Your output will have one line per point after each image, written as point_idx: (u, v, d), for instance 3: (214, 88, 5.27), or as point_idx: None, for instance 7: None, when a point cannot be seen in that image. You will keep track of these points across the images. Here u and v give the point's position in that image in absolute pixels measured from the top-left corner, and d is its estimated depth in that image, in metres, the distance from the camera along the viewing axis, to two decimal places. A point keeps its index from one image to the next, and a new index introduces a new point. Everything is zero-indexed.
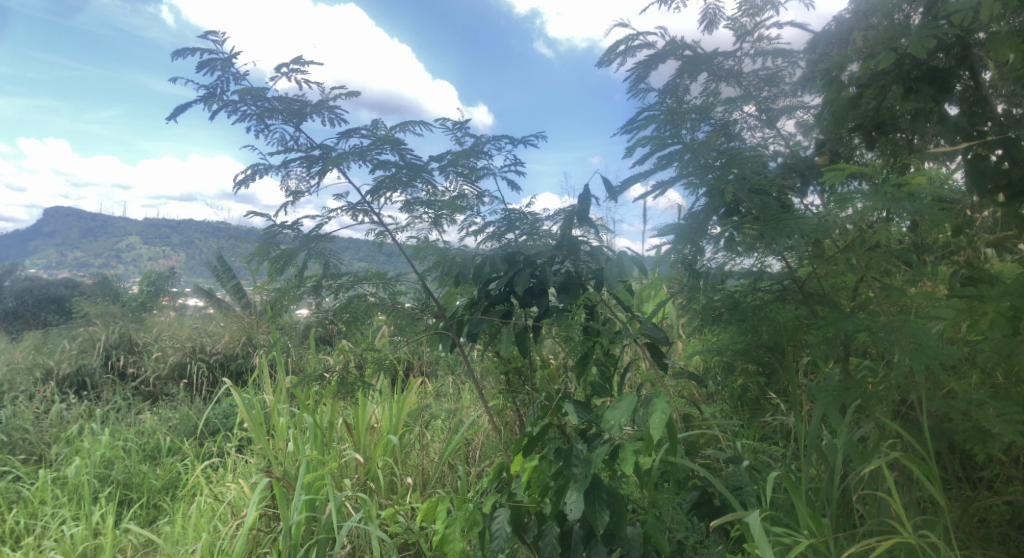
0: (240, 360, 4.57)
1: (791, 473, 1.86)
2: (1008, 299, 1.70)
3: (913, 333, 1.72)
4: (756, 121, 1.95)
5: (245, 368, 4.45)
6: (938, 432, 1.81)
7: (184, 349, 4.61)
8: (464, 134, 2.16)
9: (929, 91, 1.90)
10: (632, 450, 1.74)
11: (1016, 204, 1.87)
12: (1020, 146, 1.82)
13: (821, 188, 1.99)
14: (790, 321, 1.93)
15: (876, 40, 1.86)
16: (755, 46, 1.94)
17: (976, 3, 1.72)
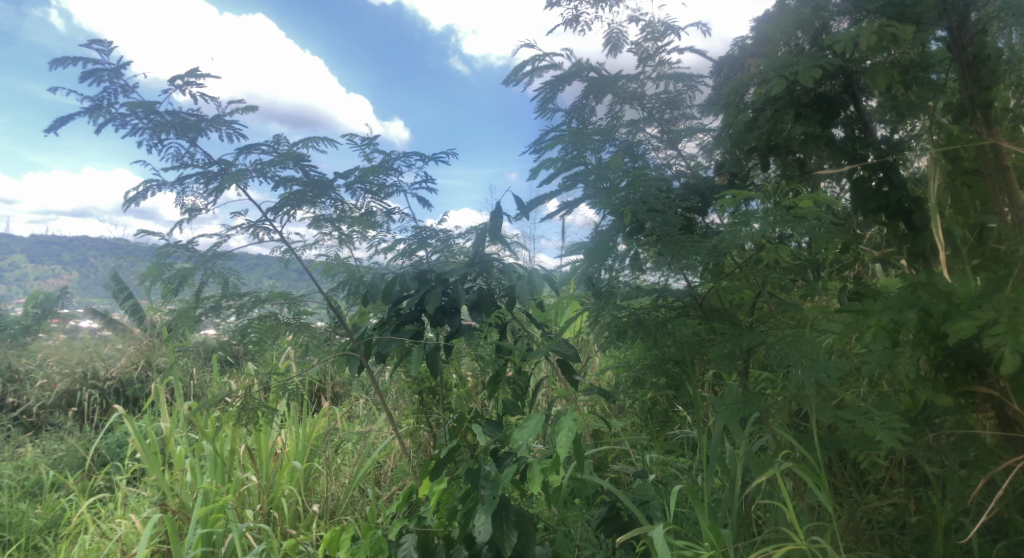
0: (136, 385, 4.34)
1: (694, 485, 1.92)
2: (888, 313, 1.77)
3: (803, 350, 1.82)
4: (660, 142, 2.00)
5: (143, 394, 4.22)
6: (829, 440, 1.87)
7: (73, 375, 4.35)
8: (373, 150, 2.09)
9: (816, 117, 2.00)
10: (540, 469, 1.76)
11: (895, 223, 2.00)
12: (897, 170, 1.97)
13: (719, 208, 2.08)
14: (692, 337, 2.00)
15: (769, 67, 1.94)
16: (657, 70, 2.00)
17: (856, 35, 1.83)
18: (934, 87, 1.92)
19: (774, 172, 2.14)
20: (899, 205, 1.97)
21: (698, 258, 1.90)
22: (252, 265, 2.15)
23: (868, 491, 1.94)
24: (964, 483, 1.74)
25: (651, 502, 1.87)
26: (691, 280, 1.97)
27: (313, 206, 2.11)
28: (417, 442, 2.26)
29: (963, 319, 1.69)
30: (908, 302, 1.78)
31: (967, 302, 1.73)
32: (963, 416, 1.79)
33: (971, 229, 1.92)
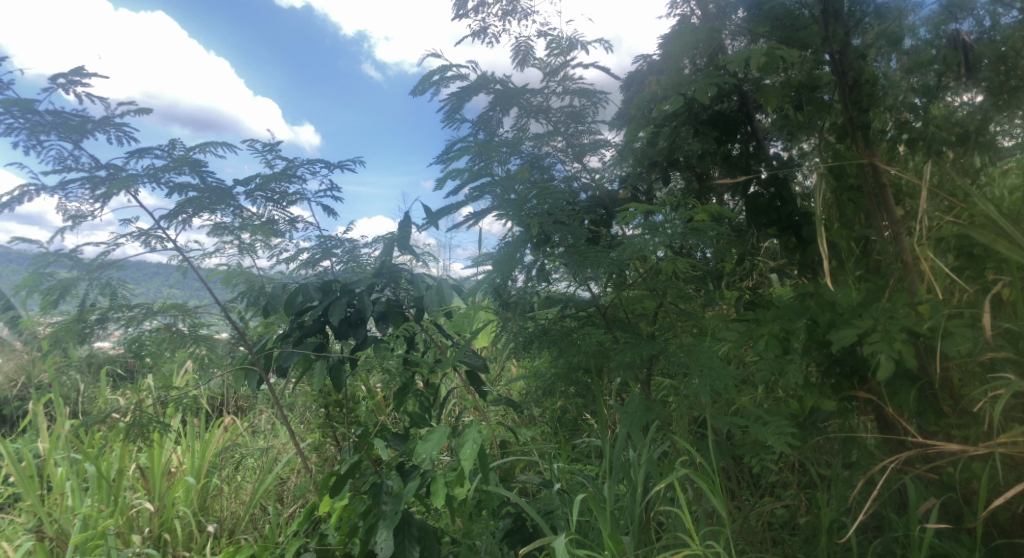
0: (15, 405, 4.05)
1: (599, 494, 1.94)
2: (778, 322, 1.86)
3: (699, 359, 1.89)
4: (565, 156, 2.07)
5: (23, 414, 3.94)
6: (725, 446, 1.93)
7: None
8: (275, 157, 2.04)
9: (712, 134, 2.11)
10: (444, 482, 1.76)
11: (787, 236, 2.09)
12: (787, 186, 2.06)
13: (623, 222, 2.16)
14: (595, 346, 2.00)
15: (668, 85, 2.02)
16: (562, 85, 2.05)
17: (746, 56, 1.92)
18: (825, 106, 2.03)
19: (678, 181, 2.23)
20: (790, 218, 2.07)
21: (606, 270, 1.91)
22: (150, 274, 2.05)
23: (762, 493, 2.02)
24: (847, 484, 1.84)
25: (556, 512, 1.88)
26: (596, 290, 2.01)
27: (212, 213, 2.01)
28: (322, 457, 2.17)
29: (845, 327, 1.78)
30: (796, 312, 1.88)
31: (849, 312, 1.82)
32: (845, 420, 1.92)
33: (854, 242, 2.05)
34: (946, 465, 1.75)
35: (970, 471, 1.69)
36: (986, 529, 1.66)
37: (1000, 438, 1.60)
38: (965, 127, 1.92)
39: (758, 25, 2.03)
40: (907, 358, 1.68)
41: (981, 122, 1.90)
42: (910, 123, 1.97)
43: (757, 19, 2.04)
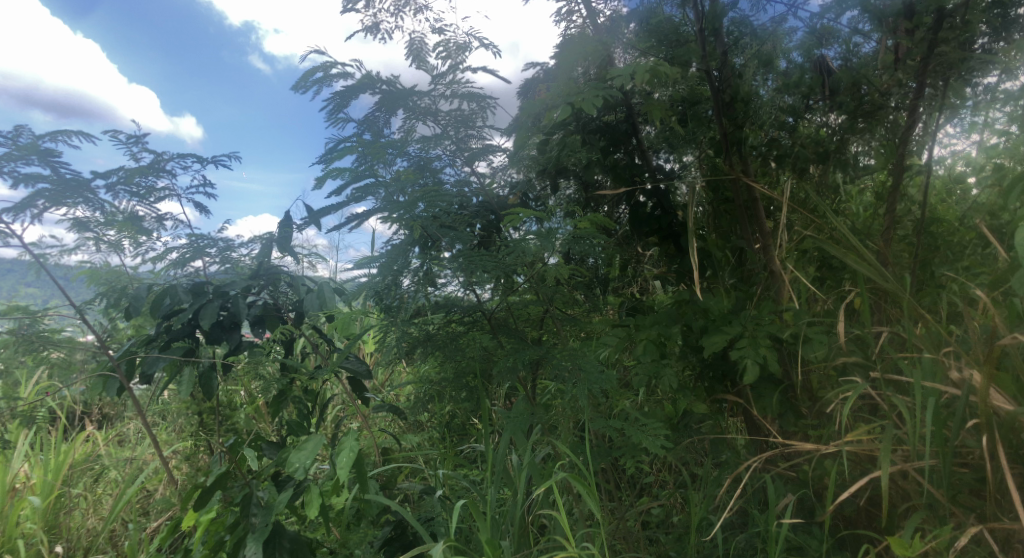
0: None
1: (480, 499, 1.94)
2: (656, 328, 1.94)
3: (577, 363, 1.94)
4: (454, 159, 2.04)
5: None
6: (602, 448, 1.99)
7: None
8: (140, 150, 1.93)
9: (599, 144, 2.14)
10: (318, 492, 1.70)
11: (667, 245, 2.17)
12: (668, 196, 2.15)
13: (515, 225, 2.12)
14: (480, 352, 2.01)
15: (558, 94, 2.04)
16: (451, 88, 2.03)
17: (632, 71, 1.96)
18: (704, 121, 2.11)
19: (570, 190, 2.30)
20: (669, 228, 2.15)
21: (494, 275, 1.92)
22: (1, 272, 1.84)
23: (637, 494, 2.08)
24: (716, 484, 1.90)
25: (436, 519, 1.86)
26: (483, 294, 2.01)
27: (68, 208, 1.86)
28: (194, 468, 2.07)
29: (716, 333, 1.87)
30: (673, 318, 1.97)
31: (720, 319, 1.92)
32: (717, 421, 2.02)
33: (730, 251, 2.14)
34: (802, 463, 1.86)
35: (822, 468, 1.81)
36: (834, 521, 1.78)
37: (847, 437, 1.72)
38: (826, 147, 2.05)
39: (645, 41, 2.09)
40: (770, 363, 1.79)
41: (838, 141, 2.04)
42: (780, 140, 2.08)
43: (645, 34, 2.11)
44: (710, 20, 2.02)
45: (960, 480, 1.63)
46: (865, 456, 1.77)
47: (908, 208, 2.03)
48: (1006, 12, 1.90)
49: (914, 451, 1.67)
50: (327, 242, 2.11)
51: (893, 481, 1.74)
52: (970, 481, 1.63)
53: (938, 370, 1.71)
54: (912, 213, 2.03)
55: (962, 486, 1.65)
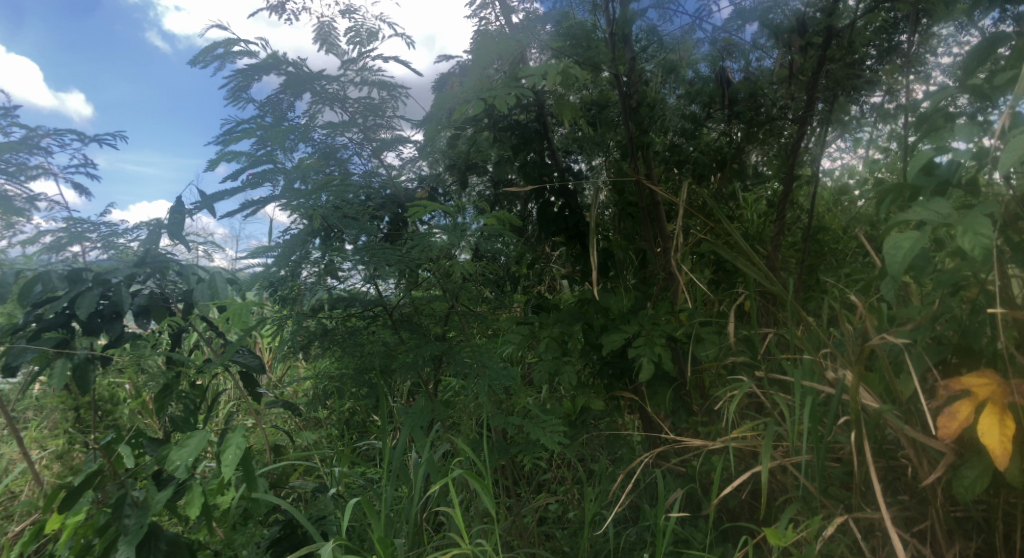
0: None
1: (374, 497, 1.91)
2: (558, 325, 1.97)
3: (478, 361, 1.93)
4: (361, 150, 1.95)
5: None
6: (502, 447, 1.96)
7: None
8: (10, 123, 1.80)
9: (510, 142, 2.15)
10: (200, 491, 1.63)
11: (573, 244, 2.23)
12: (575, 198, 2.20)
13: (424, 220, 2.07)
14: (378, 348, 1.95)
15: (471, 90, 2.01)
16: (360, 75, 1.93)
17: (543, 71, 1.96)
18: (611, 125, 2.14)
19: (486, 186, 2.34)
20: (575, 228, 2.21)
21: (398, 269, 1.89)
22: None
23: (531, 491, 2.11)
24: (610, 479, 1.95)
25: (328, 517, 1.82)
26: (383, 289, 1.94)
27: None
28: (67, 467, 1.96)
29: (615, 332, 1.92)
30: (574, 317, 2.01)
31: (619, 318, 1.98)
32: (613, 419, 2.07)
33: (633, 253, 2.20)
34: (691, 458, 1.93)
35: (709, 464, 1.87)
36: (718, 514, 1.86)
37: (732, 434, 1.78)
38: (724, 154, 2.15)
39: (558, 43, 2.09)
40: (665, 361, 1.84)
41: (736, 149, 2.14)
42: (680, 146, 2.15)
43: (557, 36, 2.09)
44: (621, 25, 2.03)
45: (831, 474, 1.73)
46: (748, 452, 1.85)
47: (796, 216, 2.15)
48: (890, 39, 1.99)
49: (792, 446, 1.75)
50: (224, 231, 1.99)
51: (773, 476, 1.82)
52: (840, 475, 1.74)
53: (817, 369, 1.80)
54: (800, 223, 2.15)
55: (833, 479, 1.75)
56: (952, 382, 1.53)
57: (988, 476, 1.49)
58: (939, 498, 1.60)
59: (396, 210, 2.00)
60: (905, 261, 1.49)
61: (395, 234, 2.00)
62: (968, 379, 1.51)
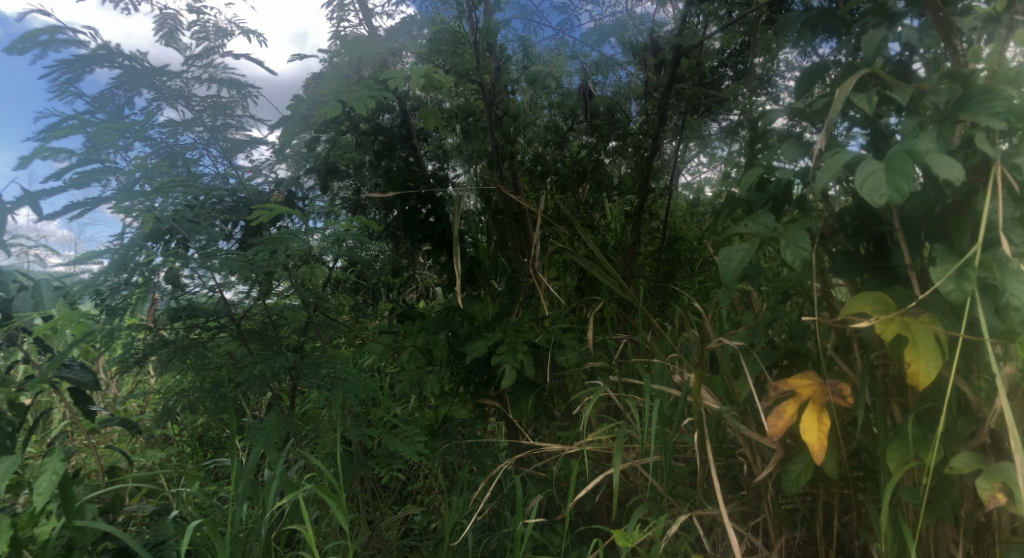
0: None
1: (222, 518, 1.80)
2: (422, 335, 1.96)
3: (330, 372, 1.88)
4: (211, 150, 1.86)
5: None
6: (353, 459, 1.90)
7: None
8: None
9: (370, 147, 2.12)
10: (8, 522, 1.47)
11: (439, 252, 2.24)
12: (442, 206, 2.20)
13: (290, 220, 2.02)
14: (220, 359, 1.85)
15: (329, 91, 1.96)
16: (206, 72, 1.85)
17: (406, 74, 1.94)
18: (478, 133, 2.14)
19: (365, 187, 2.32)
20: (440, 235, 2.21)
21: (256, 270, 1.81)
22: None
23: (391, 502, 2.09)
24: (471, 487, 1.95)
25: (166, 542, 1.67)
26: (228, 295, 1.85)
27: None
28: None
29: (479, 340, 1.93)
30: (440, 325, 2.01)
31: (484, 326, 2.00)
32: (475, 427, 2.06)
33: (501, 262, 2.25)
34: (551, 463, 1.96)
35: (567, 468, 1.91)
36: (574, 518, 1.90)
37: (588, 437, 1.82)
38: (584, 166, 2.25)
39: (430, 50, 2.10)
40: (526, 367, 1.87)
41: (595, 162, 2.25)
42: (543, 156, 2.24)
43: (433, 46, 2.09)
44: (485, 34, 2.05)
45: (678, 473, 1.81)
46: (602, 455, 1.90)
47: (648, 224, 2.33)
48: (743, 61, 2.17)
49: (642, 448, 1.82)
50: (65, 234, 1.76)
51: (625, 477, 1.88)
52: (685, 474, 1.82)
53: (666, 374, 1.88)
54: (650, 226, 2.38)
55: (680, 479, 1.83)
56: (782, 383, 1.62)
57: (810, 470, 1.61)
58: (769, 492, 1.71)
59: (245, 215, 1.90)
60: (737, 269, 1.59)
61: (247, 239, 1.93)
62: (795, 380, 1.62)
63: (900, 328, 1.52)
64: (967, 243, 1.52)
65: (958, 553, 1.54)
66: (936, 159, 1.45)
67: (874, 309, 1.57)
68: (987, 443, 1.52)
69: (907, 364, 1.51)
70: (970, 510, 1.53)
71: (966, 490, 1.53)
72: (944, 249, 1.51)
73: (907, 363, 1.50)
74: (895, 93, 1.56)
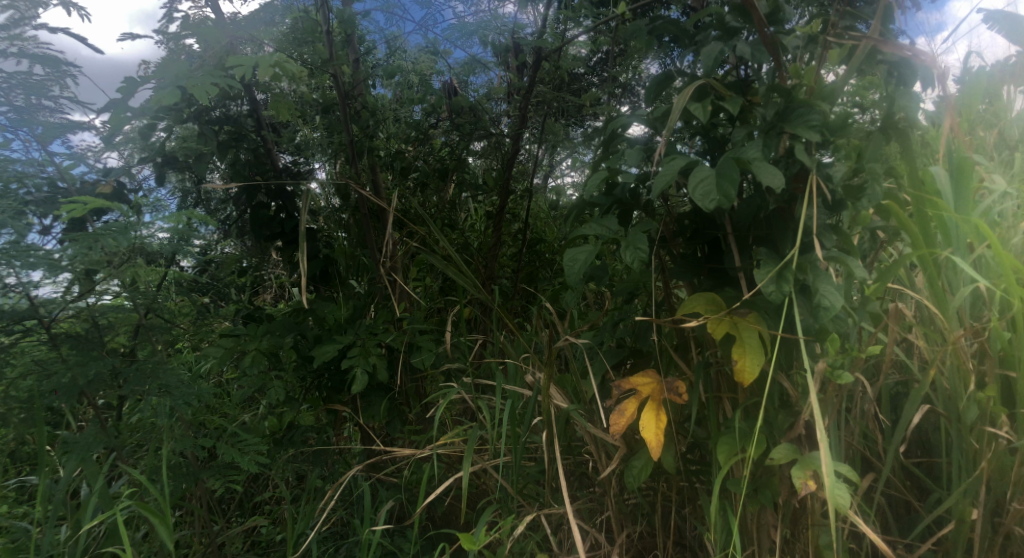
0: None
1: (24, 544, 1.61)
2: (267, 337, 1.85)
3: (161, 379, 1.73)
4: (21, 133, 1.68)
5: None
6: (183, 474, 1.76)
7: None
8: None
9: (213, 137, 1.99)
10: None
11: (288, 249, 2.17)
12: (292, 201, 2.13)
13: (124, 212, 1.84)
14: (28, 366, 1.65)
15: (165, 75, 1.80)
16: (15, 45, 1.67)
17: (255, 62, 1.81)
18: (336, 126, 2.10)
19: (217, 179, 2.18)
20: (291, 233, 2.14)
21: (73, 267, 1.66)
22: None
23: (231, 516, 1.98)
24: (316, 495, 1.88)
25: None
26: (40, 294, 1.68)
27: None
28: None
29: (328, 343, 1.85)
30: (289, 328, 1.91)
31: (335, 328, 1.92)
32: (323, 433, 1.98)
33: (355, 262, 2.16)
34: (403, 468, 1.92)
35: (418, 472, 1.87)
36: (424, 522, 1.87)
37: (438, 440, 1.79)
38: (445, 164, 2.22)
39: (286, 43, 2.04)
40: (379, 371, 1.82)
41: (457, 160, 2.22)
42: (403, 153, 2.18)
43: (293, 42, 2.05)
44: (342, 26, 2.01)
45: (527, 473, 1.83)
46: (454, 458, 1.88)
47: (509, 225, 2.34)
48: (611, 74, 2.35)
49: (492, 449, 1.82)
50: None
51: (477, 478, 1.87)
52: (534, 473, 1.84)
53: (518, 374, 1.88)
54: (513, 228, 2.41)
55: (529, 478, 1.84)
56: (623, 382, 1.66)
57: (650, 466, 1.65)
58: (612, 489, 1.75)
59: (59, 206, 1.70)
60: (581, 269, 1.61)
61: (68, 233, 1.73)
62: (636, 379, 1.66)
63: (728, 328, 1.60)
64: (789, 247, 1.62)
65: (776, 538, 1.64)
66: (760, 167, 1.53)
67: (707, 309, 1.65)
68: (802, 434, 1.63)
69: (734, 361, 1.59)
70: (786, 498, 1.64)
71: (784, 479, 1.64)
72: (768, 253, 1.60)
73: (734, 360, 1.58)
74: (726, 103, 1.65)
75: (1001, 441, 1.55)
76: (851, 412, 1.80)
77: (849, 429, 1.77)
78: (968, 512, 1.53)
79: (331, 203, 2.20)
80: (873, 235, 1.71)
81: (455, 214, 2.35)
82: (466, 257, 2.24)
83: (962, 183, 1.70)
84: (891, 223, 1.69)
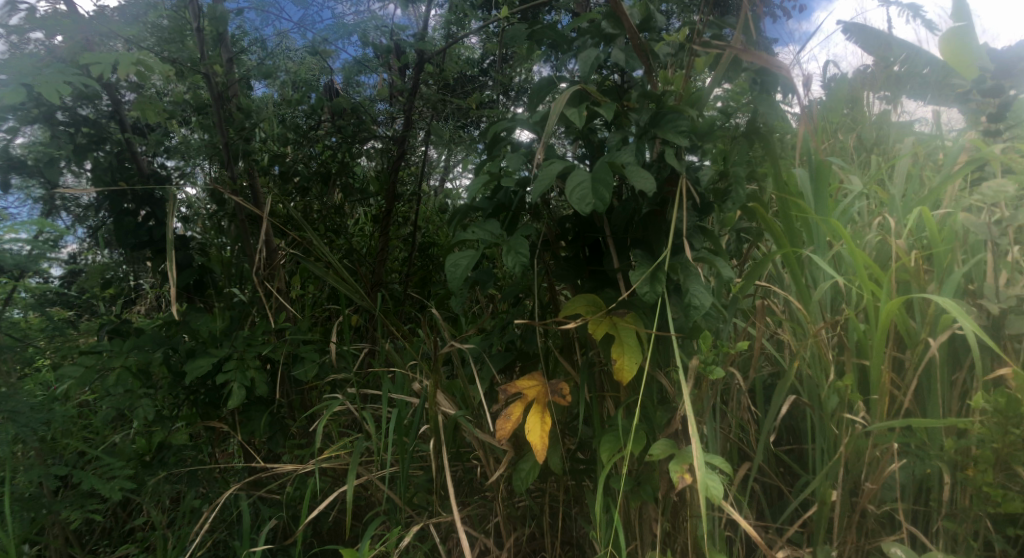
0: None
1: None
2: (133, 353, 1.74)
3: (7, 403, 1.58)
4: None
5: None
6: (36, 506, 1.62)
7: None
8: None
9: (69, 140, 1.85)
10: None
11: (157, 258, 2.05)
12: (161, 207, 2.02)
13: None
14: None
15: (9, 71, 1.65)
16: None
17: (114, 59, 1.68)
18: (210, 127, 2.00)
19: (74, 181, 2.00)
20: (161, 241, 2.03)
21: None
22: None
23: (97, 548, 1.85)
24: (191, 517, 1.79)
25: None
26: None
27: None
28: None
29: (201, 357, 1.75)
30: (158, 342, 1.80)
31: (210, 341, 1.83)
32: (199, 453, 1.88)
33: (233, 272, 2.05)
34: (287, 484, 1.85)
35: (302, 488, 1.81)
36: (309, 538, 1.81)
37: (322, 453, 1.73)
38: (329, 168, 2.20)
39: (149, 40, 1.91)
40: (258, 385, 1.74)
41: (342, 164, 2.20)
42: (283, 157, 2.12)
43: (163, 40, 1.92)
44: (213, 22, 1.90)
45: (415, 482, 1.80)
46: (340, 471, 1.83)
47: (398, 229, 2.32)
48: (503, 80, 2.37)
49: (378, 460, 1.77)
50: None
51: (365, 490, 1.83)
52: (422, 481, 1.81)
53: (405, 382, 1.85)
54: (403, 233, 2.38)
55: (417, 488, 1.81)
56: (508, 385, 1.66)
57: (537, 469, 1.65)
58: (500, 493, 1.75)
59: None
60: (462, 274, 1.58)
61: None
62: (520, 382, 1.66)
63: (608, 328, 1.64)
64: (662, 248, 1.66)
65: (657, 531, 1.69)
66: (633, 172, 1.56)
67: (588, 310, 1.68)
68: (678, 429, 1.69)
69: (614, 360, 1.62)
70: (665, 491, 1.70)
71: (663, 473, 1.69)
72: (642, 254, 1.64)
73: (613, 359, 1.61)
74: (601, 109, 1.66)
75: (856, 426, 1.65)
76: (727, 405, 1.88)
77: (725, 422, 1.85)
78: (828, 494, 1.63)
79: (206, 209, 2.09)
80: (739, 236, 1.80)
81: (343, 220, 2.31)
82: (353, 262, 2.20)
83: (822, 186, 1.80)
84: (756, 224, 1.77)
